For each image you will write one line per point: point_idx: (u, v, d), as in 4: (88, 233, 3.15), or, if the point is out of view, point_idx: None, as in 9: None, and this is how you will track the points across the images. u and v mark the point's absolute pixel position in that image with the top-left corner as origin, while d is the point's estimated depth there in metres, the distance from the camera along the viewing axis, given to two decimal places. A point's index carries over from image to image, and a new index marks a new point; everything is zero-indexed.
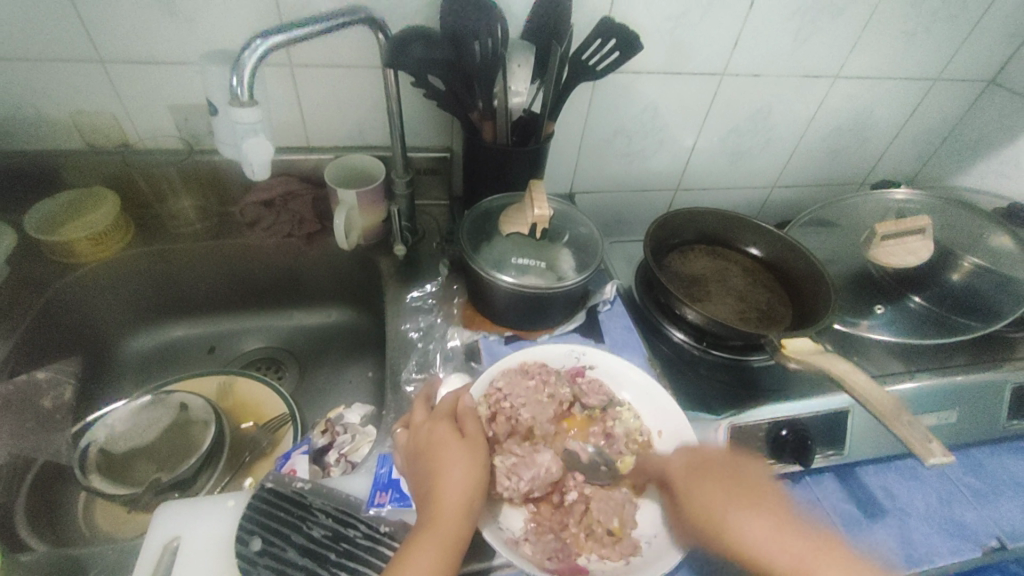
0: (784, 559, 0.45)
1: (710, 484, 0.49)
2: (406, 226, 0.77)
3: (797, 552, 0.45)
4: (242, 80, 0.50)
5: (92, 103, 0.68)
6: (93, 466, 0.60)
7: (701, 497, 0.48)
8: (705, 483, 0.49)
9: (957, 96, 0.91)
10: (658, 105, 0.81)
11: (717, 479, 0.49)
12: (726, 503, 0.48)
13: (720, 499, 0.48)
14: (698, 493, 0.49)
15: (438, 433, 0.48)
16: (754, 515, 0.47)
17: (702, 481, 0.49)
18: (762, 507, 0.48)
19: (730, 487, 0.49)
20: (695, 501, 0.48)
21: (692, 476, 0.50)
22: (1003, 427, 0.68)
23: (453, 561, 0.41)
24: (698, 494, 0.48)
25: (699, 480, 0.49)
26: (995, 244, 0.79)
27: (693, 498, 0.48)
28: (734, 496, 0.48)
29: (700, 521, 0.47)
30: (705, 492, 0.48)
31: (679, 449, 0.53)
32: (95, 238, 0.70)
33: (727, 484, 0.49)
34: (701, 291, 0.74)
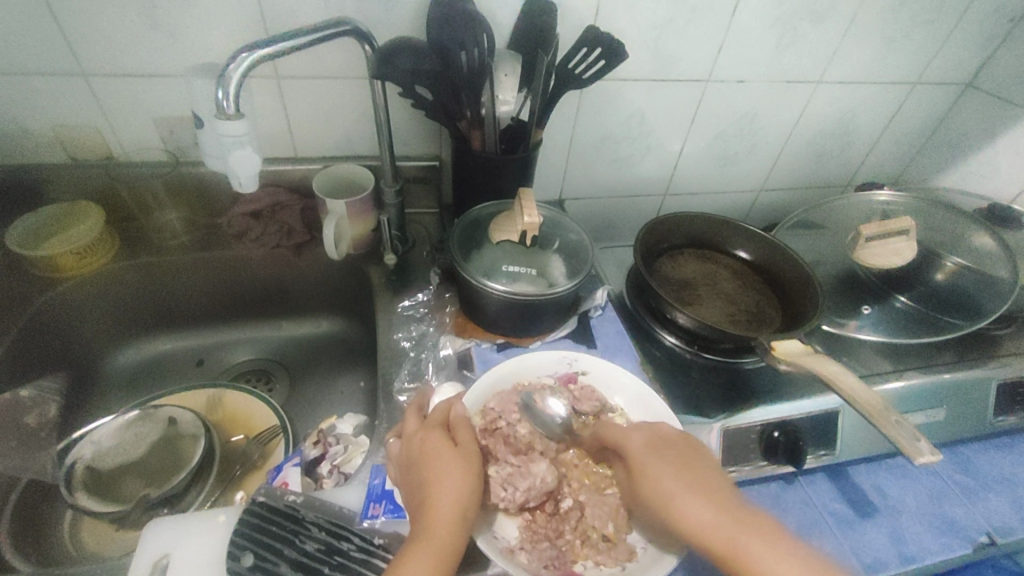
0: (718, 538, 0.43)
1: (664, 462, 0.48)
2: (396, 234, 0.77)
3: (732, 531, 0.42)
4: (228, 92, 0.50)
5: (75, 115, 0.67)
6: (79, 483, 0.59)
7: (654, 472, 0.47)
8: (656, 461, 0.48)
9: (935, 99, 0.93)
10: (644, 111, 0.81)
11: (669, 460, 0.48)
12: (670, 475, 0.47)
13: (667, 475, 0.47)
14: (649, 472, 0.48)
15: (431, 442, 0.48)
16: (699, 497, 0.45)
17: (656, 457, 0.48)
18: (708, 489, 0.46)
19: (683, 468, 0.47)
20: (647, 475, 0.48)
21: (649, 454, 0.49)
22: (991, 424, 0.69)
23: (448, 572, 0.41)
24: (652, 468, 0.48)
25: (651, 459, 0.48)
26: (977, 243, 0.80)
27: (642, 477, 0.48)
28: (685, 475, 0.47)
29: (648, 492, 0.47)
30: (660, 471, 0.47)
31: (641, 427, 0.53)
32: (78, 252, 0.69)
33: (680, 462, 0.48)
34: (691, 295, 0.75)
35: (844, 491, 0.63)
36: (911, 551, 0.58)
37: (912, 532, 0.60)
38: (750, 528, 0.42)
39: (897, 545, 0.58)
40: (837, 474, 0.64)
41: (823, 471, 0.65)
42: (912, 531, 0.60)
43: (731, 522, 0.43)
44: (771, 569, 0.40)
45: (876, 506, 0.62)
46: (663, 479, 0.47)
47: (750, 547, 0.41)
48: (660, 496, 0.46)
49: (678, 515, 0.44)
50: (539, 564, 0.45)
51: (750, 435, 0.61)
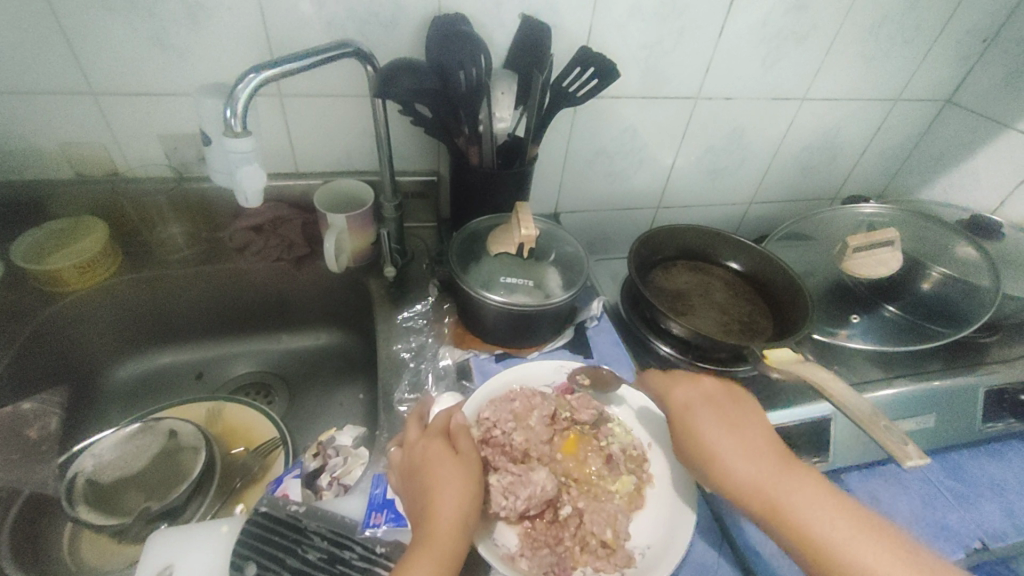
0: (758, 482, 0.46)
1: (714, 418, 0.50)
2: (396, 248, 0.78)
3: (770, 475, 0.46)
4: (236, 111, 0.52)
5: (81, 133, 0.69)
6: (80, 497, 0.59)
7: (706, 427, 0.50)
8: (705, 416, 0.50)
9: (917, 115, 0.96)
10: (637, 128, 0.84)
11: (720, 415, 0.51)
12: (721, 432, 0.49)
13: (721, 433, 0.49)
14: (699, 426, 0.50)
15: (432, 450, 0.49)
16: (743, 445, 0.48)
17: (707, 413, 0.51)
18: (749, 438, 0.49)
19: (735, 427, 0.50)
20: (697, 430, 0.50)
21: (701, 410, 0.51)
22: (979, 430, 0.71)
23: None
24: (705, 425, 0.50)
25: (696, 410, 0.51)
26: (961, 253, 0.83)
27: (686, 427, 0.51)
28: (736, 434, 0.49)
29: (695, 447, 0.49)
30: (712, 426, 0.50)
31: (684, 378, 0.55)
32: (82, 267, 0.70)
33: (730, 419, 0.50)
34: (684, 305, 0.77)
35: None
36: None
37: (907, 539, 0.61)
38: (801, 489, 0.45)
39: None
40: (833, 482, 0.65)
41: None
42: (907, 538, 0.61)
43: (787, 483, 0.45)
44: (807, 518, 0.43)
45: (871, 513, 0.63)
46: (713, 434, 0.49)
47: (796, 500, 0.44)
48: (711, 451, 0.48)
49: (724, 471, 0.47)
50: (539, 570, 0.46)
51: None
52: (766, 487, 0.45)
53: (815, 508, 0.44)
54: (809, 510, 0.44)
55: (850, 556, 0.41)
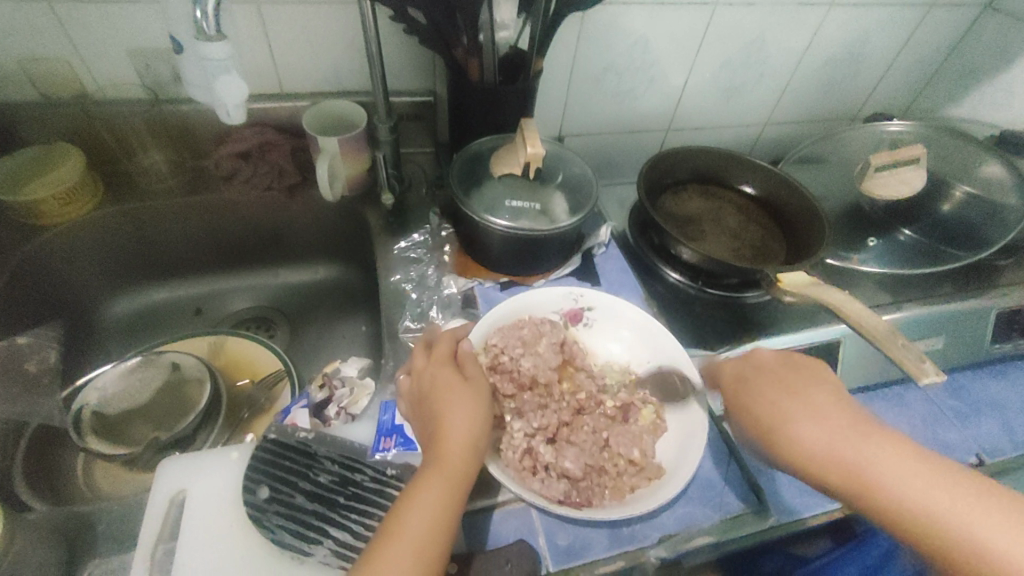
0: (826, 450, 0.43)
1: (780, 395, 0.47)
2: (393, 173, 0.74)
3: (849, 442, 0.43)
4: (206, 12, 0.47)
5: (42, 49, 0.63)
6: (87, 428, 0.59)
7: (765, 399, 0.47)
8: (809, 411, 0.45)
9: (953, 22, 0.88)
10: (649, 39, 0.77)
11: (813, 408, 0.45)
12: (818, 424, 0.44)
13: (786, 404, 0.46)
14: (768, 420, 0.46)
15: (442, 377, 0.48)
16: (815, 420, 0.44)
17: (761, 398, 0.48)
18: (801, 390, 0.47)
19: (797, 393, 0.47)
20: (792, 422, 0.45)
21: (762, 384, 0.49)
22: (988, 350, 0.70)
23: (460, 497, 0.42)
24: (801, 419, 0.45)
25: (758, 385, 0.49)
26: (987, 172, 0.78)
27: (751, 403, 0.48)
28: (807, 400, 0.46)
29: (757, 420, 0.47)
30: (773, 394, 0.47)
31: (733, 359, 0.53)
32: (62, 196, 0.66)
33: (807, 399, 0.46)
34: (695, 230, 0.74)
35: None
36: None
37: None
38: (925, 475, 0.40)
39: None
40: None
41: None
42: None
43: (914, 474, 0.40)
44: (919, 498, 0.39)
45: None
46: (813, 429, 0.44)
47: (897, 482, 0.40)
48: (819, 454, 0.43)
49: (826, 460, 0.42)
50: (555, 488, 0.47)
51: None
52: (917, 495, 0.39)
53: (950, 507, 0.38)
54: (943, 506, 0.39)
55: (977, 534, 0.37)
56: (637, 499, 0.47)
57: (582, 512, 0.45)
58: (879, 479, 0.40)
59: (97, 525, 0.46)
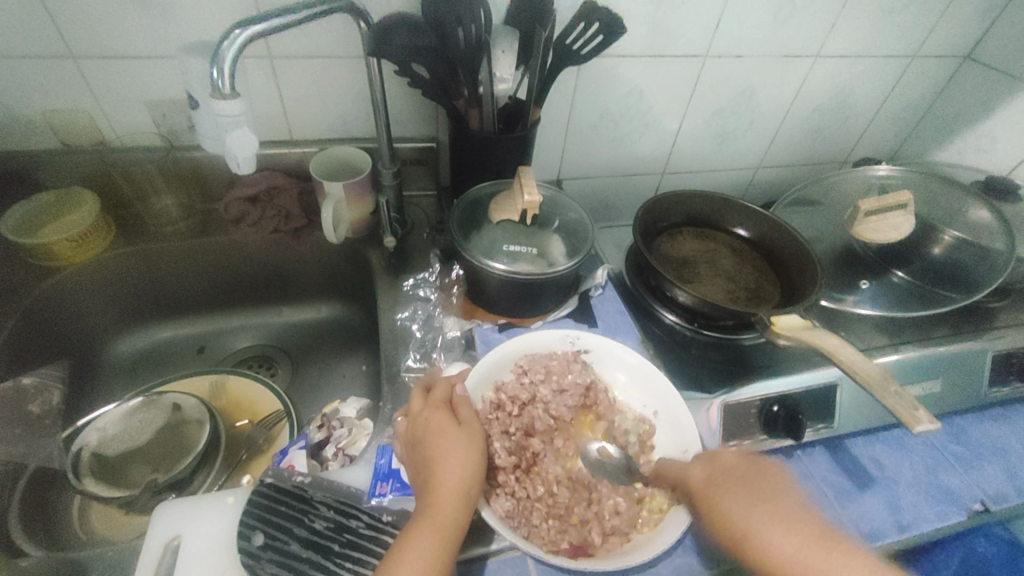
0: (811, 567, 0.42)
1: (749, 506, 0.46)
2: (395, 217, 0.77)
3: (832, 569, 0.41)
4: (222, 72, 0.49)
5: (65, 101, 0.66)
6: (86, 470, 0.59)
7: (729, 505, 0.46)
8: (785, 523, 0.44)
9: (934, 72, 0.92)
10: (642, 89, 0.81)
11: (769, 508, 0.46)
12: (794, 540, 0.43)
13: (748, 509, 0.45)
14: (742, 517, 0.45)
15: (436, 423, 0.48)
16: (783, 528, 0.44)
17: (737, 500, 0.46)
18: (764, 498, 0.46)
19: (757, 499, 0.46)
20: (743, 526, 0.45)
21: (721, 490, 0.47)
22: (986, 394, 0.70)
23: (452, 548, 0.42)
24: (762, 528, 0.44)
25: (720, 489, 0.47)
26: (975, 217, 0.80)
27: (715, 508, 0.46)
28: (771, 511, 0.45)
29: (742, 547, 0.45)
30: (735, 505, 0.46)
31: (698, 458, 0.51)
32: (75, 240, 0.68)
33: (773, 502, 0.46)
34: (690, 273, 0.75)
35: (842, 464, 0.64)
36: (907, 519, 0.60)
37: (908, 502, 0.61)
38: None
39: (894, 514, 0.60)
40: (836, 447, 0.66)
41: (821, 444, 0.66)
42: (909, 501, 0.61)
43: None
44: None
45: (873, 477, 0.63)
46: (788, 546, 0.43)
47: None
48: (801, 573, 0.41)
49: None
50: (552, 539, 0.46)
51: (751, 410, 0.61)
52: None
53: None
54: None
55: None
56: (610, 553, 0.46)
57: (576, 562, 0.44)
58: None
59: (90, 571, 0.46)
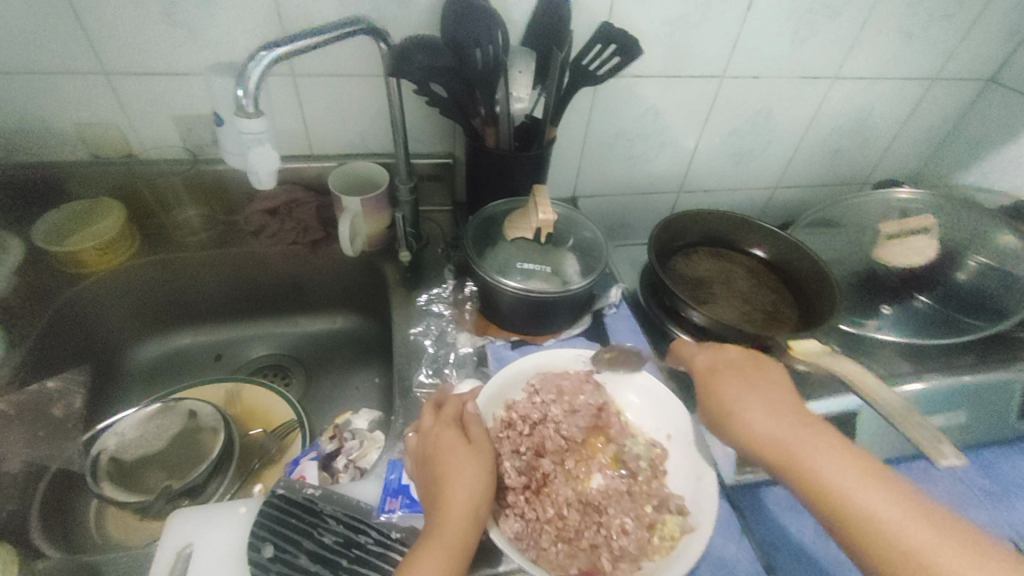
0: (773, 434, 0.46)
1: (738, 386, 0.50)
2: (411, 232, 0.77)
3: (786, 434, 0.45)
4: (248, 91, 0.51)
5: (97, 115, 0.69)
6: (103, 474, 0.60)
7: (722, 388, 0.51)
8: (764, 398, 0.48)
9: (957, 95, 0.91)
10: (658, 109, 0.81)
11: (753, 388, 0.50)
12: (762, 410, 0.47)
13: (735, 386, 0.50)
14: (732, 394, 0.50)
15: (446, 440, 0.48)
16: (760, 405, 0.48)
17: (731, 381, 0.51)
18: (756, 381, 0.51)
19: (750, 383, 0.50)
20: (724, 399, 0.50)
21: (721, 375, 0.52)
22: (1012, 426, 0.68)
23: (460, 567, 0.41)
24: (738, 398, 0.49)
25: (715, 375, 0.52)
26: (1001, 242, 0.78)
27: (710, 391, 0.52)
28: (756, 391, 0.49)
29: (720, 414, 0.50)
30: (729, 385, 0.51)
31: (707, 349, 0.56)
32: (101, 247, 0.70)
33: (759, 383, 0.50)
34: (706, 293, 0.75)
35: None
36: None
37: None
38: (860, 470, 0.42)
39: None
40: None
41: None
42: None
43: (850, 466, 0.42)
44: (831, 475, 0.42)
45: None
46: (755, 415, 0.47)
47: (816, 459, 0.43)
48: (764, 438, 0.46)
49: (767, 438, 0.46)
50: (561, 563, 0.46)
51: None
52: (855, 492, 0.41)
53: (881, 506, 0.40)
54: (849, 486, 0.41)
55: (863, 505, 0.40)
56: None
57: None
58: (808, 457, 0.43)
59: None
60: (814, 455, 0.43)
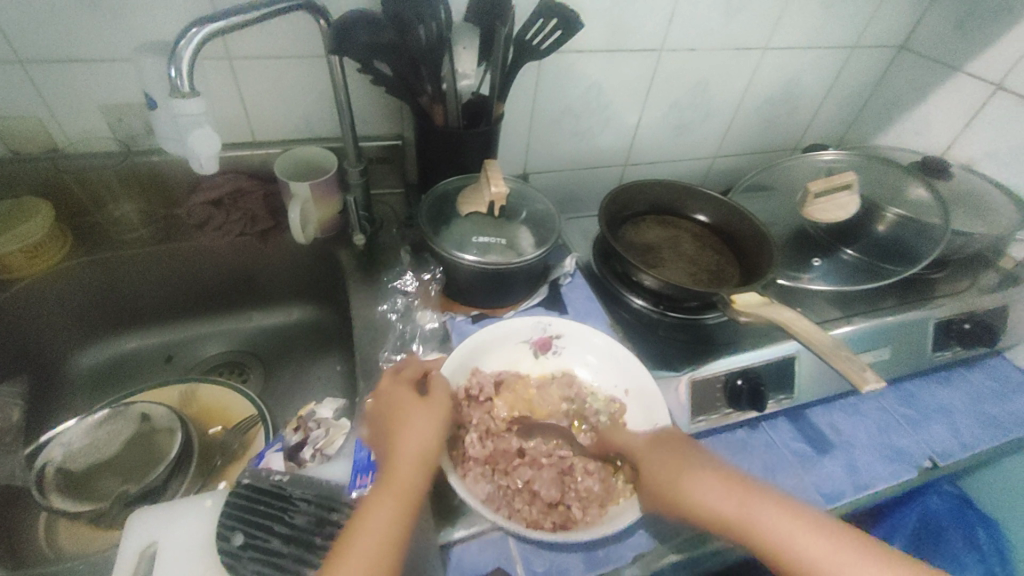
0: (714, 501, 0.47)
1: (668, 459, 0.50)
2: (364, 215, 0.76)
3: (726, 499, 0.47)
4: (181, 71, 0.49)
5: (12, 107, 0.64)
6: (51, 486, 0.58)
7: (655, 463, 0.50)
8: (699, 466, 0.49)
9: (874, 62, 0.98)
10: (602, 83, 0.83)
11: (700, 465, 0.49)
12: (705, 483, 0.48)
13: (660, 459, 0.50)
14: (667, 468, 0.49)
15: (398, 399, 0.50)
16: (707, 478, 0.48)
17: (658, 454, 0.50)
18: (679, 451, 0.51)
19: (672, 454, 0.50)
20: (692, 502, 0.47)
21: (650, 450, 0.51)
22: (930, 358, 0.76)
23: (411, 504, 0.43)
24: (700, 497, 0.47)
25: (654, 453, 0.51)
26: (915, 196, 0.85)
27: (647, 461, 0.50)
28: (678, 457, 0.50)
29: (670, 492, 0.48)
30: (654, 458, 0.50)
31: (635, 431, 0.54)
32: (28, 251, 0.66)
33: (704, 460, 0.49)
34: (655, 258, 0.78)
35: (802, 431, 0.68)
36: (864, 479, 0.64)
37: (864, 462, 0.66)
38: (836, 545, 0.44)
39: (851, 476, 0.64)
40: (796, 417, 0.70)
41: (783, 415, 0.70)
42: (863, 461, 0.66)
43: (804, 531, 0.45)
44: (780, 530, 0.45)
45: (832, 442, 0.68)
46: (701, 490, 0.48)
47: (765, 519, 0.46)
48: (714, 508, 0.47)
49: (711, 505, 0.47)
50: (535, 518, 0.48)
51: (716, 383, 0.65)
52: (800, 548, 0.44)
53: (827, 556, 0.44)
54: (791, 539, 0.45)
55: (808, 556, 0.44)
56: (592, 525, 0.48)
57: (557, 534, 0.46)
58: (756, 520, 0.46)
59: None
60: (759, 515, 0.46)
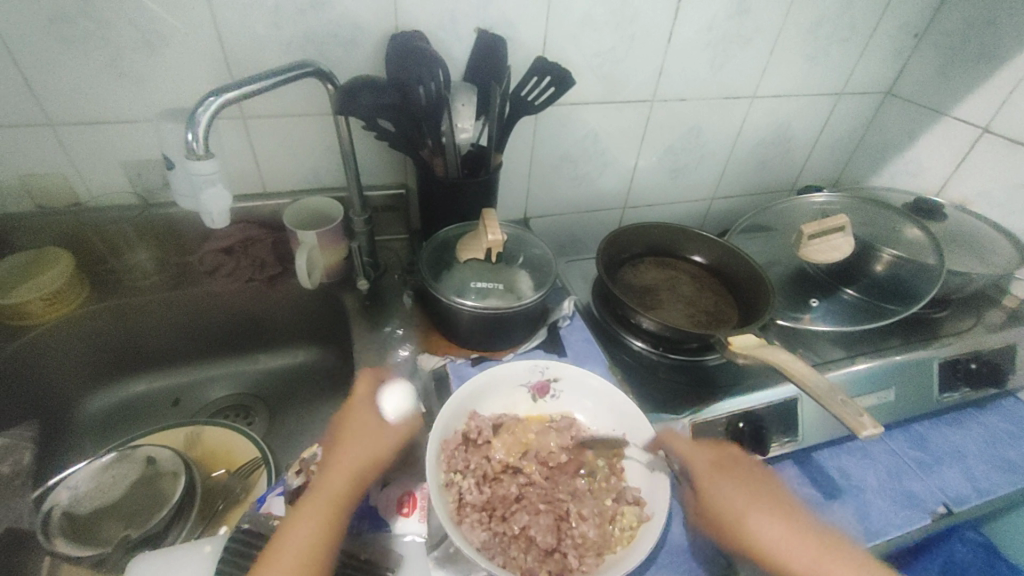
0: (771, 534, 0.51)
1: (737, 493, 0.53)
2: (367, 260, 0.80)
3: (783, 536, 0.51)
4: (197, 134, 0.53)
5: (42, 165, 0.69)
6: (56, 530, 0.59)
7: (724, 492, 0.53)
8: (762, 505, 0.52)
9: (863, 106, 1.02)
10: (597, 132, 0.87)
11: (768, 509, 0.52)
12: (769, 521, 0.51)
13: (732, 491, 0.53)
14: (733, 500, 0.53)
15: (350, 422, 0.55)
16: (766, 516, 0.52)
17: (729, 482, 0.54)
18: (745, 482, 0.54)
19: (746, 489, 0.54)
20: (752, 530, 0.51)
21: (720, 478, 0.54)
22: (937, 400, 0.75)
23: (335, 521, 0.47)
24: (763, 528, 0.51)
25: (723, 480, 0.54)
26: (910, 236, 0.87)
27: (714, 493, 0.53)
28: (747, 492, 0.53)
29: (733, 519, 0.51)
30: (726, 487, 0.53)
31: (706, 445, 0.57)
32: (48, 298, 0.69)
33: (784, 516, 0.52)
34: (653, 299, 0.79)
35: (810, 476, 0.67)
36: (875, 526, 0.62)
37: (875, 508, 0.64)
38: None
39: (862, 522, 0.63)
40: (803, 461, 0.69)
41: (790, 458, 0.69)
42: (875, 507, 0.64)
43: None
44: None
45: (841, 487, 0.66)
46: (765, 525, 0.51)
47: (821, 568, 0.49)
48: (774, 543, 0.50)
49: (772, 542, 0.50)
50: (529, 566, 0.48)
51: (718, 427, 0.65)
52: None
53: None
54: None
55: None
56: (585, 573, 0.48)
57: None
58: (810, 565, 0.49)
59: None
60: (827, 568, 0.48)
